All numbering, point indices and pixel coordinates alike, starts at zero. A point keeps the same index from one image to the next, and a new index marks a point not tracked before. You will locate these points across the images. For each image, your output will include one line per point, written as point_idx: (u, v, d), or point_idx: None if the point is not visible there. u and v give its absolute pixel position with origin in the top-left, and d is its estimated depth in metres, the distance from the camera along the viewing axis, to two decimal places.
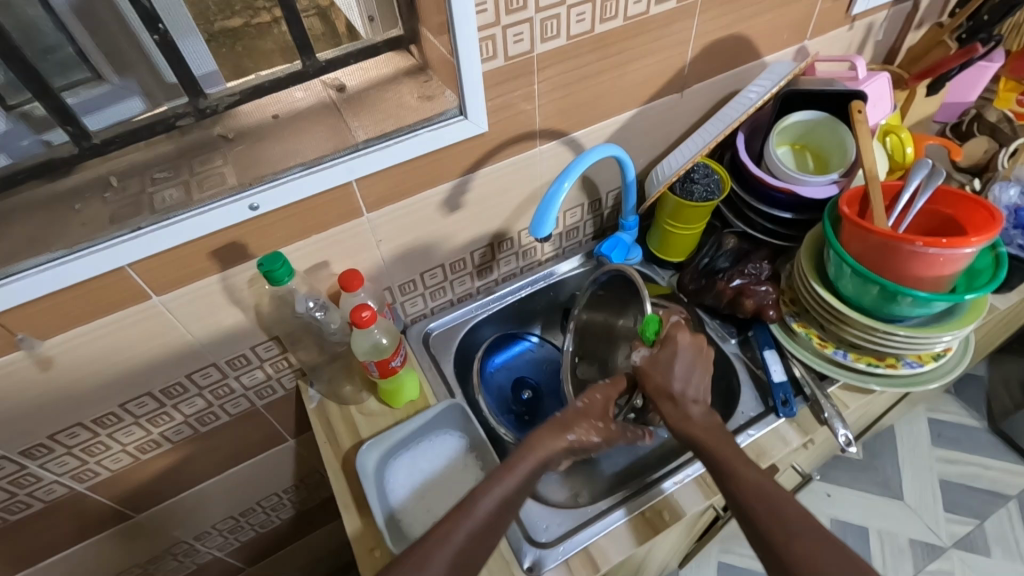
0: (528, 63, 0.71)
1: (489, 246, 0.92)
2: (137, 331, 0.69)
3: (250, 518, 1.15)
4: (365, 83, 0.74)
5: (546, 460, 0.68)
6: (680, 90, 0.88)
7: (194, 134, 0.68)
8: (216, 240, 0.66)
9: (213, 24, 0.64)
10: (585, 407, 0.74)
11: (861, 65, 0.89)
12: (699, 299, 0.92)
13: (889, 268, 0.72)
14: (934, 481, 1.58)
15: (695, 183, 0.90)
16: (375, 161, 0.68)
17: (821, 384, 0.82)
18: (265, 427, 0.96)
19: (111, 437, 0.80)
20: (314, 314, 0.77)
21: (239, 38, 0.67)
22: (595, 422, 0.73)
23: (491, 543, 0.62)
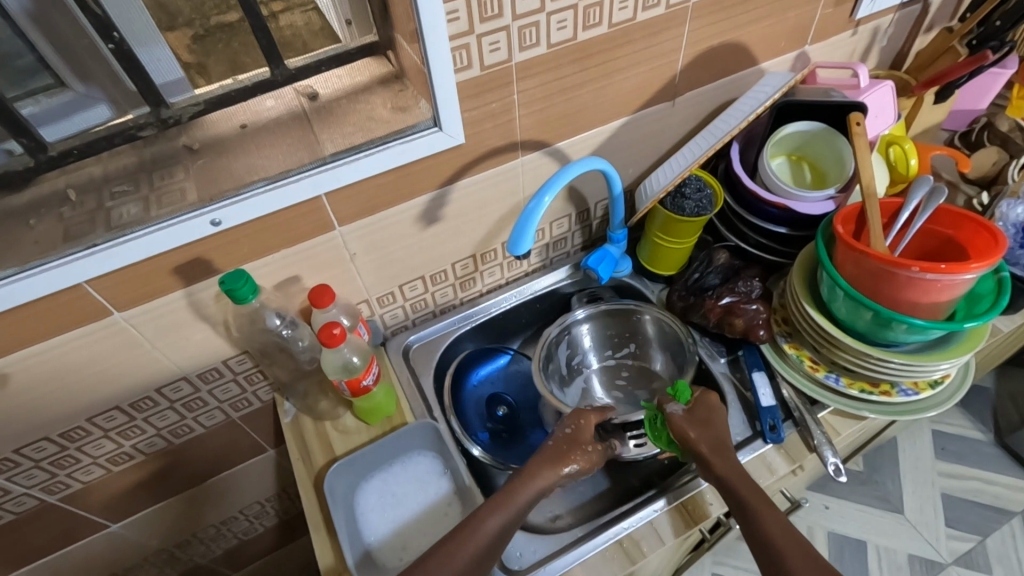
0: (506, 72, 0.67)
1: (471, 257, 0.89)
2: (100, 347, 0.68)
3: (231, 526, 1.14)
4: (338, 91, 0.71)
5: (518, 488, 0.66)
6: (671, 99, 0.85)
7: (157, 145, 0.65)
8: (178, 256, 0.64)
9: (209, 19, 0.62)
10: (569, 433, 0.73)
11: (862, 73, 0.85)
12: (686, 317, 0.89)
13: (884, 293, 0.68)
14: (936, 496, 1.54)
15: (687, 198, 0.85)
16: (343, 175, 0.65)
17: (811, 409, 0.78)
18: (242, 439, 0.94)
19: (81, 450, 0.79)
20: (280, 331, 0.76)
21: (235, 35, 0.64)
22: (586, 447, 0.72)
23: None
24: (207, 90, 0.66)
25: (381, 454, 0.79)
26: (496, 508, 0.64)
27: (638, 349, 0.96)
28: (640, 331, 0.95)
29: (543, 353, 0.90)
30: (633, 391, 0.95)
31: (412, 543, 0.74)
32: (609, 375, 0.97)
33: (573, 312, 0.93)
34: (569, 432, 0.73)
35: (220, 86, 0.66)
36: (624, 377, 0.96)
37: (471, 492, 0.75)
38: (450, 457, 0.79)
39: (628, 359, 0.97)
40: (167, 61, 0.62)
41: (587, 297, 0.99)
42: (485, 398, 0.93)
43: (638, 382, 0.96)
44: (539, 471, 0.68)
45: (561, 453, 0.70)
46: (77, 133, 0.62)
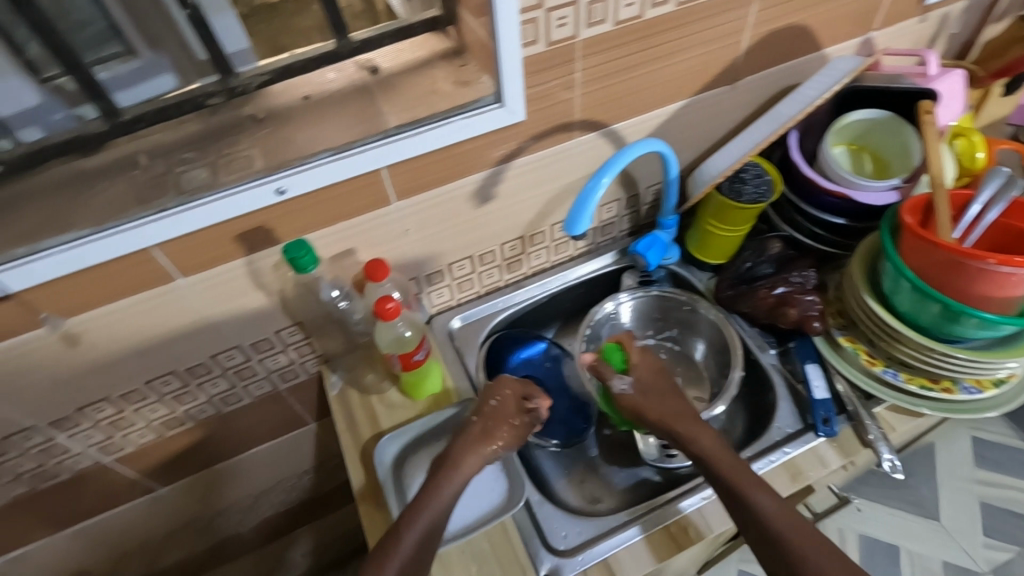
0: (571, 49, 0.67)
1: (520, 238, 0.88)
2: (162, 312, 0.69)
3: (268, 497, 1.17)
4: (399, 66, 0.71)
5: (465, 460, 0.70)
6: (731, 82, 0.83)
7: (223, 114, 0.66)
8: (241, 224, 0.65)
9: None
10: (494, 407, 0.75)
11: (933, 60, 0.82)
12: (734, 307, 0.88)
13: (953, 286, 0.66)
14: (973, 504, 1.50)
15: (745, 183, 0.83)
16: (405, 149, 0.65)
17: (866, 404, 0.77)
18: (286, 411, 0.96)
19: (137, 413, 0.81)
20: (337, 303, 0.78)
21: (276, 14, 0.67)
22: (510, 422, 0.74)
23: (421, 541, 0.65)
24: (272, 60, 0.67)
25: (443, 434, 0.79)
26: (444, 473, 0.70)
27: (679, 335, 0.96)
28: (690, 321, 0.93)
29: (587, 335, 0.90)
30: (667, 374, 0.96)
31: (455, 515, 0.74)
32: (646, 355, 0.97)
33: (617, 294, 0.92)
34: (493, 405, 0.75)
35: (288, 56, 0.67)
36: (659, 357, 0.97)
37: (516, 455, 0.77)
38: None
39: (668, 342, 0.97)
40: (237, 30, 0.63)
41: (640, 277, 0.96)
42: (520, 380, 0.91)
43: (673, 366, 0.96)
44: (464, 459, 0.70)
45: (486, 433, 0.73)
46: (149, 99, 0.64)
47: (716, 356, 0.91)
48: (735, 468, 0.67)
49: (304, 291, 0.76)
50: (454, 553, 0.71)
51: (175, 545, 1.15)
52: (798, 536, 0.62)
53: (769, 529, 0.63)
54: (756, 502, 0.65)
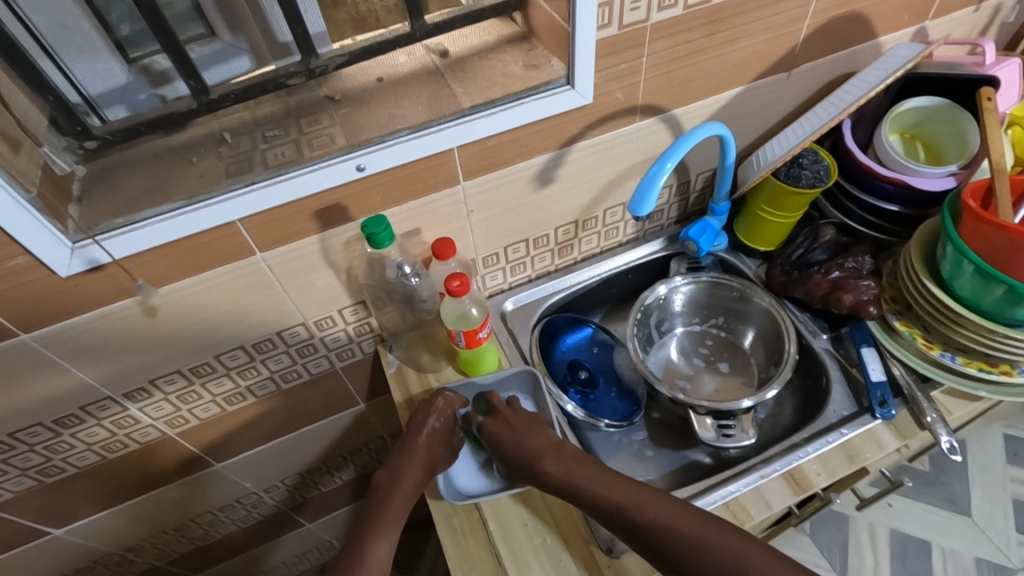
0: (641, 32, 0.68)
1: (574, 223, 0.90)
2: (239, 286, 0.71)
3: (313, 475, 1.20)
4: (469, 49, 0.73)
5: (405, 470, 0.73)
6: (787, 70, 0.84)
7: (301, 95, 0.68)
8: (321, 200, 0.67)
9: None
10: (436, 428, 0.75)
11: (991, 50, 0.82)
12: (788, 292, 0.89)
13: (1018, 268, 0.67)
14: (1006, 501, 1.50)
15: (803, 168, 0.84)
16: (479, 129, 0.67)
17: (923, 387, 0.77)
18: (340, 390, 0.98)
19: (204, 386, 0.83)
20: (410, 279, 0.79)
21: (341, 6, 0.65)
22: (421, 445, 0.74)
23: (387, 553, 0.69)
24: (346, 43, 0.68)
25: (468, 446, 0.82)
26: (394, 491, 0.72)
27: (726, 322, 0.97)
28: (737, 308, 0.94)
29: (639, 319, 0.92)
30: (713, 360, 0.96)
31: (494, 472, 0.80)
32: (692, 342, 0.98)
33: (670, 279, 0.94)
34: (439, 427, 0.75)
35: (352, 42, 0.68)
36: (704, 344, 0.97)
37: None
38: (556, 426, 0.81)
39: (715, 329, 0.98)
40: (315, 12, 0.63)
41: (689, 264, 0.98)
42: (568, 362, 0.93)
43: (719, 352, 0.96)
44: (402, 476, 0.72)
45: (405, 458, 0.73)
46: (231, 78, 0.65)
47: (767, 343, 0.91)
48: (623, 497, 0.66)
49: (371, 269, 0.78)
50: (517, 524, 0.72)
51: (222, 521, 1.18)
52: (703, 530, 0.63)
53: (679, 537, 0.63)
54: (662, 521, 0.64)
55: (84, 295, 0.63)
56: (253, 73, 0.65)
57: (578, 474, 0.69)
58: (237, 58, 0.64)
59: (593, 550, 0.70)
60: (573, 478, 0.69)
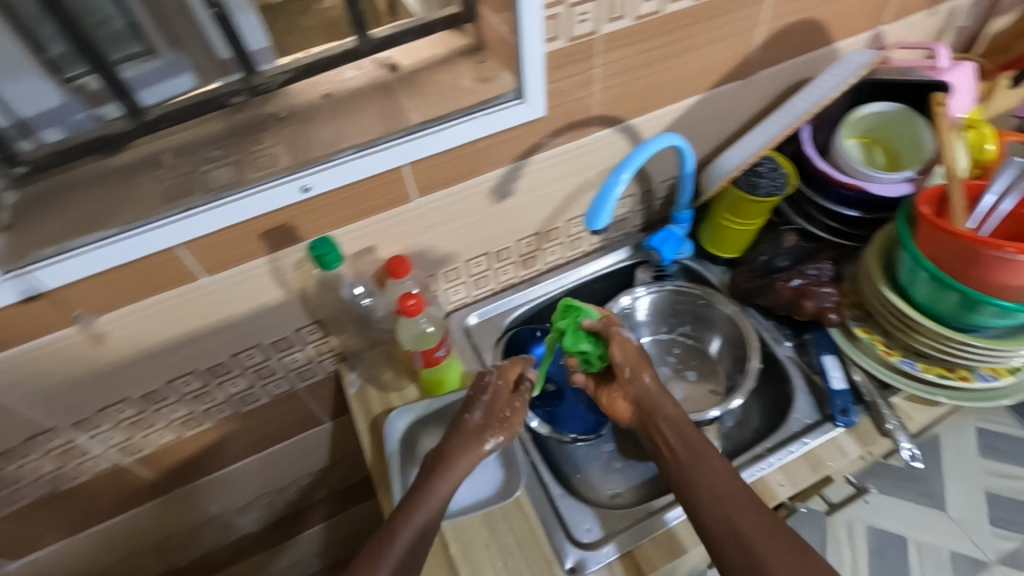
0: (591, 44, 0.67)
1: (535, 235, 0.89)
2: (186, 310, 0.69)
3: (285, 495, 1.17)
4: (419, 63, 0.71)
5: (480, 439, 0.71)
6: (745, 77, 0.83)
7: (246, 113, 0.66)
8: (266, 222, 0.65)
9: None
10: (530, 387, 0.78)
11: (943, 53, 0.83)
12: (753, 299, 0.88)
13: (970, 276, 0.67)
14: (979, 493, 1.53)
15: (761, 177, 0.83)
16: (429, 146, 0.65)
17: (883, 394, 0.77)
18: (303, 409, 0.96)
19: (156, 413, 0.81)
20: (361, 300, 0.78)
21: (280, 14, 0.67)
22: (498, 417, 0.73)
23: (425, 524, 0.66)
24: (293, 59, 0.67)
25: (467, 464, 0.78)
26: (438, 473, 0.69)
27: (693, 329, 0.96)
28: (703, 316, 0.94)
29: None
30: (680, 367, 0.96)
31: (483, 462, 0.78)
32: (659, 349, 0.97)
33: (633, 289, 0.93)
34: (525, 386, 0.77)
35: (306, 56, 0.67)
36: (672, 351, 0.97)
37: (546, 485, 0.76)
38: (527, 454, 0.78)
39: (683, 336, 0.97)
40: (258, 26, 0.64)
41: (654, 273, 0.96)
42: None
43: (686, 360, 0.96)
44: (460, 456, 0.70)
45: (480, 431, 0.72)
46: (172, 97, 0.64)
47: (733, 351, 0.91)
48: (719, 475, 0.66)
49: (324, 288, 0.76)
50: (480, 546, 0.71)
51: (190, 545, 1.15)
52: (751, 526, 0.62)
53: (740, 524, 0.62)
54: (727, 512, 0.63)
55: (17, 328, 0.61)
56: (194, 92, 0.65)
57: (689, 434, 0.71)
58: (180, 75, 0.64)
59: (556, 570, 0.69)
60: (683, 432, 0.71)
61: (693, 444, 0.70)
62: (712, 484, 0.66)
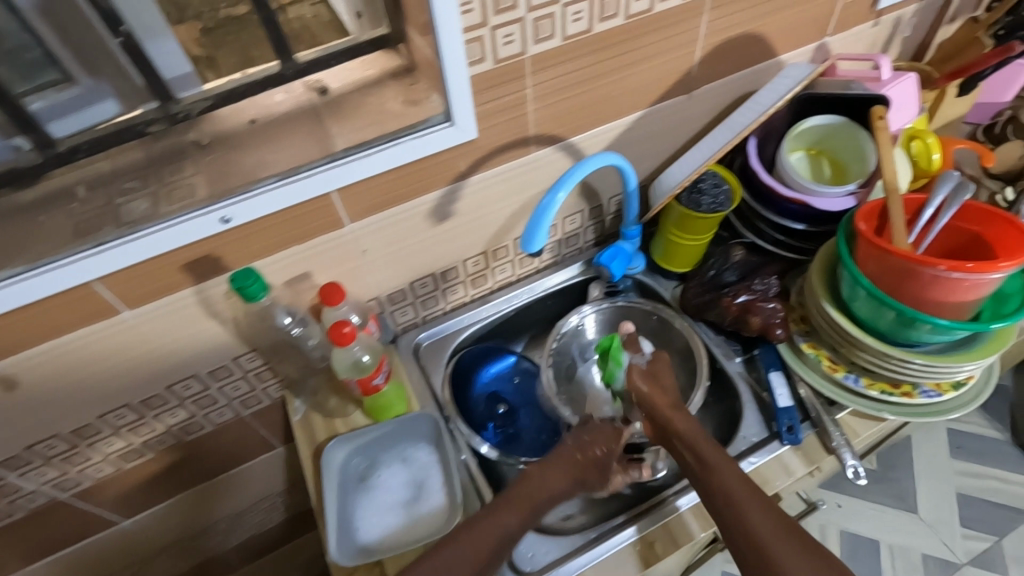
0: (520, 65, 0.66)
1: (482, 254, 0.87)
2: (112, 345, 0.67)
3: (244, 520, 1.15)
4: (350, 85, 0.70)
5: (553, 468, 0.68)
6: (687, 92, 0.83)
7: (167, 141, 0.64)
8: (188, 253, 0.63)
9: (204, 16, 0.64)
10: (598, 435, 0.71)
11: (886, 65, 0.84)
12: (702, 315, 0.87)
13: (907, 293, 0.66)
14: (951, 494, 1.52)
15: (703, 194, 0.83)
16: (356, 171, 0.64)
17: (830, 410, 0.77)
18: (252, 436, 0.94)
19: (91, 447, 0.78)
20: (291, 330, 0.76)
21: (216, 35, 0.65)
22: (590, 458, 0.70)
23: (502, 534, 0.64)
24: (217, 84, 0.66)
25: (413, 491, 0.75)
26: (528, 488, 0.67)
27: None
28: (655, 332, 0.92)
29: (554, 350, 0.90)
30: None
31: (423, 484, 0.76)
32: None
33: (581, 307, 0.92)
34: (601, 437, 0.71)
35: (233, 79, 0.66)
36: None
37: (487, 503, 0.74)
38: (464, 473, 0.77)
39: None
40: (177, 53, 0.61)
41: (606, 288, 0.95)
42: (489, 395, 0.90)
43: None
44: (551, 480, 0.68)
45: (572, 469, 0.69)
46: (88, 127, 0.62)
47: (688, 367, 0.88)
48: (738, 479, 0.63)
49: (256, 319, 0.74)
50: None
51: None
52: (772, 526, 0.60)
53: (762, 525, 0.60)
54: (746, 517, 0.61)
55: None
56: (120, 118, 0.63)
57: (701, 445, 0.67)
58: (102, 102, 0.61)
59: None
60: (700, 447, 0.67)
61: (708, 460, 0.65)
62: (731, 500, 0.62)
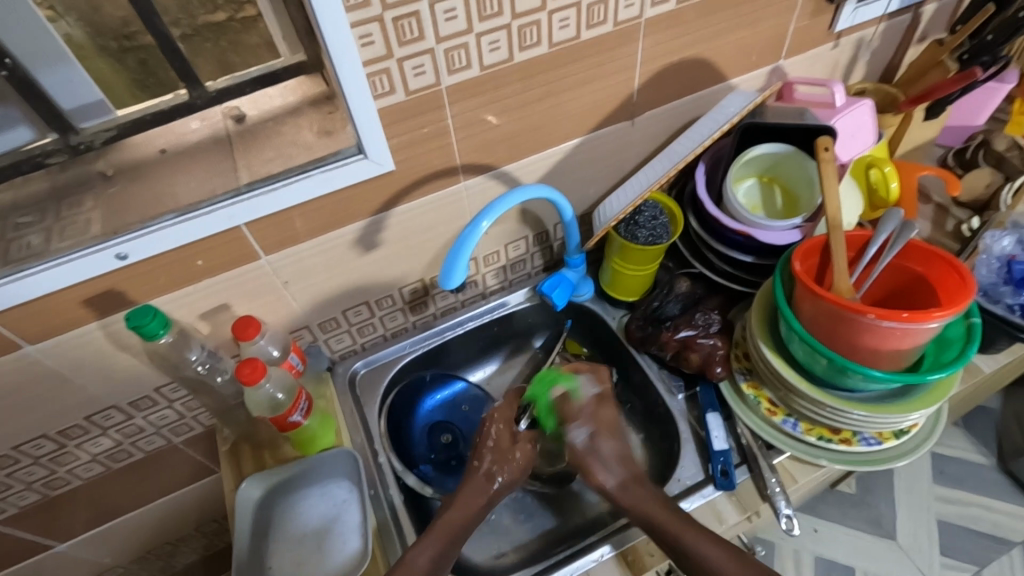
0: (436, 96, 0.63)
1: (420, 281, 0.85)
2: (16, 380, 0.66)
3: (192, 540, 1.14)
4: (266, 113, 0.68)
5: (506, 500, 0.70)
6: (630, 118, 0.80)
7: (72, 171, 0.63)
8: (88, 289, 0.61)
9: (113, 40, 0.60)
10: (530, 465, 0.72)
11: (839, 91, 0.80)
12: (644, 348, 0.84)
13: (841, 340, 0.63)
14: (932, 522, 1.38)
15: (640, 226, 0.81)
16: (262, 207, 0.62)
17: (768, 454, 0.74)
18: (191, 461, 0.93)
19: (11, 476, 0.77)
20: (199, 366, 0.72)
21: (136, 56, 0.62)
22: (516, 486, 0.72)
23: (437, 558, 0.64)
24: (140, 108, 0.64)
25: (333, 533, 0.73)
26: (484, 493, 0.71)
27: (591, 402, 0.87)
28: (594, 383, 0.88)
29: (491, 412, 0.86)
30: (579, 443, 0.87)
31: (339, 520, 0.74)
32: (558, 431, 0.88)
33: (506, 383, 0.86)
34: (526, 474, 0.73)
35: (152, 104, 0.64)
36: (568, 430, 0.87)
37: (404, 533, 0.74)
38: (384, 508, 0.75)
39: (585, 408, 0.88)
40: (110, 71, 0.62)
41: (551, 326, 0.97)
42: (432, 425, 0.90)
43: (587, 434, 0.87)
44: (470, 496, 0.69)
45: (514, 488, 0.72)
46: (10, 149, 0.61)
47: (645, 395, 0.86)
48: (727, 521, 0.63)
49: (165, 361, 0.71)
50: None
51: None
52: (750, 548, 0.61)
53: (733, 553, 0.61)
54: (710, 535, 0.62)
55: None
56: (31, 144, 0.61)
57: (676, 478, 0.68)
58: (14, 128, 0.60)
59: None
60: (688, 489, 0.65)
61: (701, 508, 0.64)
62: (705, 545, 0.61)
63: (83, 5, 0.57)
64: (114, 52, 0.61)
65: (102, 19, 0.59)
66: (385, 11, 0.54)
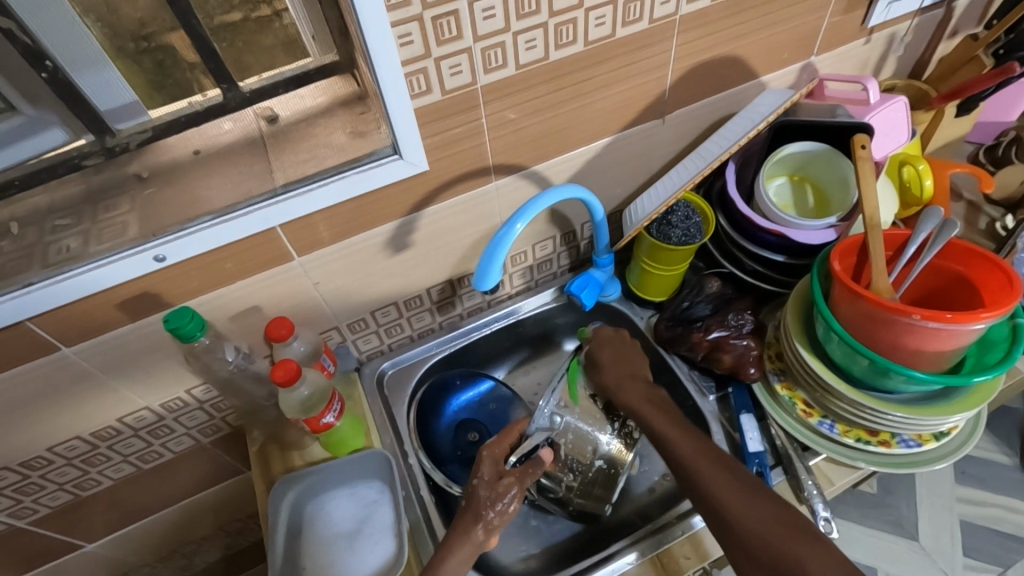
0: (471, 96, 0.63)
1: (448, 282, 0.85)
2: (51, 381, 0.66)
3: (213, 540, 1.14)
4: (299, 114, 0.67)
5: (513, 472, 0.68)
6: (660, 117, 0.79)
7: (106, 174, 0.62)
8: (124, 291, 0.61)
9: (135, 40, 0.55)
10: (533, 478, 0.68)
11: (873, 88, 0.78)
12: (673, 348, 0.84)
13: (882, 341, 0.62)
14: (954, 523, 1.36)
15: (674, 226, 0.81)
16: (296, 208, 0.62)
17: (803, 456, 0.73)
18: (218, 461, 0.93)
19: (45, 477, 0.77)
20: (234, 366, 0.72)
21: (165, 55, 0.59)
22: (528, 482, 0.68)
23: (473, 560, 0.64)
24: (171, 109, 0.61)
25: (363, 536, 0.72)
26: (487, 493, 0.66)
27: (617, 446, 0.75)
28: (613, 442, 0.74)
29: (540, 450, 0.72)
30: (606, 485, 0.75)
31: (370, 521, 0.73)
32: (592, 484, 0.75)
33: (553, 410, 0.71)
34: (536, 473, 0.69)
35: (186, 105, 0.61)
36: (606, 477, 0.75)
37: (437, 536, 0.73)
38: (416, 508, 0.75)
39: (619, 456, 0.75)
40: (127, 73, 0.56)
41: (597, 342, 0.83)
42: (458, 424, 0.86)
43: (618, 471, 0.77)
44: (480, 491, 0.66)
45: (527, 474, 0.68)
46: (32, 155, 0.58)
47: (676, 391, 0.85)
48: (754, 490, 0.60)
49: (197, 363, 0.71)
50: None
51: None
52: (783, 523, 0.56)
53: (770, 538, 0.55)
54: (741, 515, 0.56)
55: None
56: (64, 147, 0.59)
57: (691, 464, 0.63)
58: (48, 130, 0.57)
59: None
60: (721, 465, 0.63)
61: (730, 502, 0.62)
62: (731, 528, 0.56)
63: (100, 5, 0.52)
64: (131, 53, 0.55)
65: (119, 21, 0.53)
66: (425, 10, 0.54)
